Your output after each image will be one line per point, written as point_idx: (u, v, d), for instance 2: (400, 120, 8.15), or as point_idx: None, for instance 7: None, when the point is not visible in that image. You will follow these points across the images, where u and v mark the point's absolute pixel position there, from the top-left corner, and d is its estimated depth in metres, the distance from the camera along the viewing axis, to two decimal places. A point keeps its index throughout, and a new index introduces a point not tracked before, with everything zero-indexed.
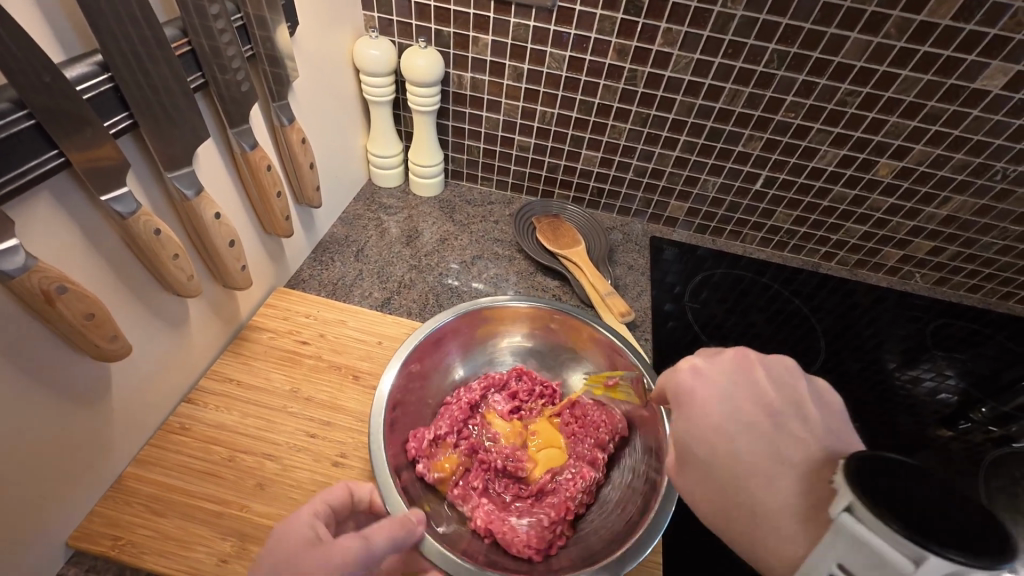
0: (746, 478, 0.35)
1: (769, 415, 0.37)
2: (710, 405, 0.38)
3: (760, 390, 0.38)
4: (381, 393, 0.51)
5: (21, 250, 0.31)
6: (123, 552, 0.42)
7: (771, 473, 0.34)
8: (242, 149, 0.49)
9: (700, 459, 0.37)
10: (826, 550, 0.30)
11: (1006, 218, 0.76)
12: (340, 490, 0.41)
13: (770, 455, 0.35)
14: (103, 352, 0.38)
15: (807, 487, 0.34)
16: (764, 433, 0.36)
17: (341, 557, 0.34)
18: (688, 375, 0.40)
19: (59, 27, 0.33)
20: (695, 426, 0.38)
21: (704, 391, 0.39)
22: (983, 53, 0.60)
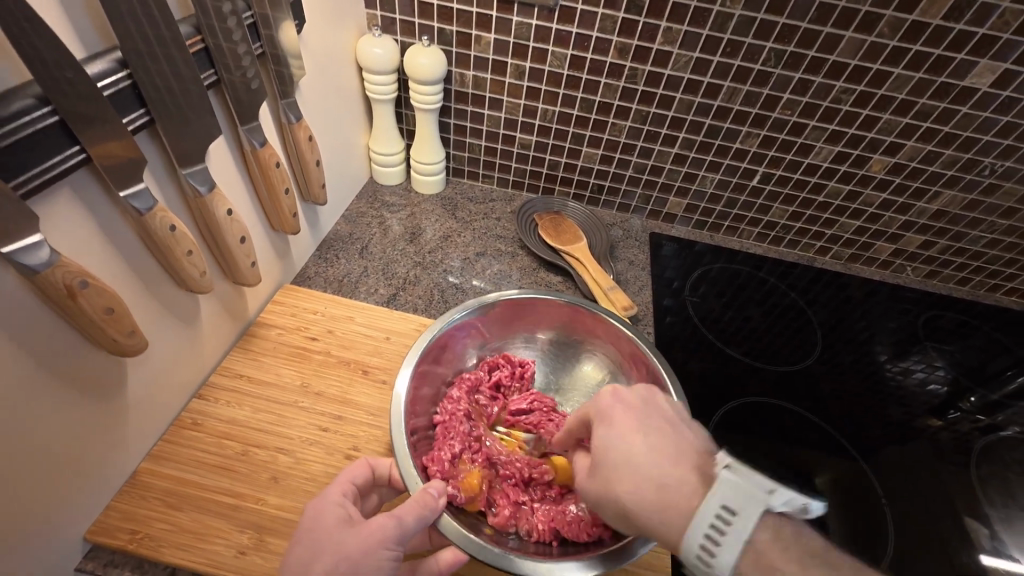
0: (662, 475, 0.37)
1: (666, 427, 0.40)
2: (620, 420, 0.41)
3: (658, 409, 0.42)
4: (398, 393, 0.50)
5: (44, 246, 0.31)
6: (141, 546, 0.43)
7: (654, 474, 0.37)
8: (252, 147, 0.50)
9: (607, 469, 0.39)
10: (711, 497, 0.33)
11: (994, 212, 0.78)
12: (361, 466, 0.45)
13: (675, 457, 0.38)
14: (123, 347, 0.38)
15: (688, 482, 0.36)
16: (664, 443, 0.39)
17: (379, 535, 0.38)
18: (610, 395, 0.43)
19: (80, 25, 0.33)
20: (609, 438, 0.40)
21: (613, 409, 0.41)
22: (971, 52, 0.62)
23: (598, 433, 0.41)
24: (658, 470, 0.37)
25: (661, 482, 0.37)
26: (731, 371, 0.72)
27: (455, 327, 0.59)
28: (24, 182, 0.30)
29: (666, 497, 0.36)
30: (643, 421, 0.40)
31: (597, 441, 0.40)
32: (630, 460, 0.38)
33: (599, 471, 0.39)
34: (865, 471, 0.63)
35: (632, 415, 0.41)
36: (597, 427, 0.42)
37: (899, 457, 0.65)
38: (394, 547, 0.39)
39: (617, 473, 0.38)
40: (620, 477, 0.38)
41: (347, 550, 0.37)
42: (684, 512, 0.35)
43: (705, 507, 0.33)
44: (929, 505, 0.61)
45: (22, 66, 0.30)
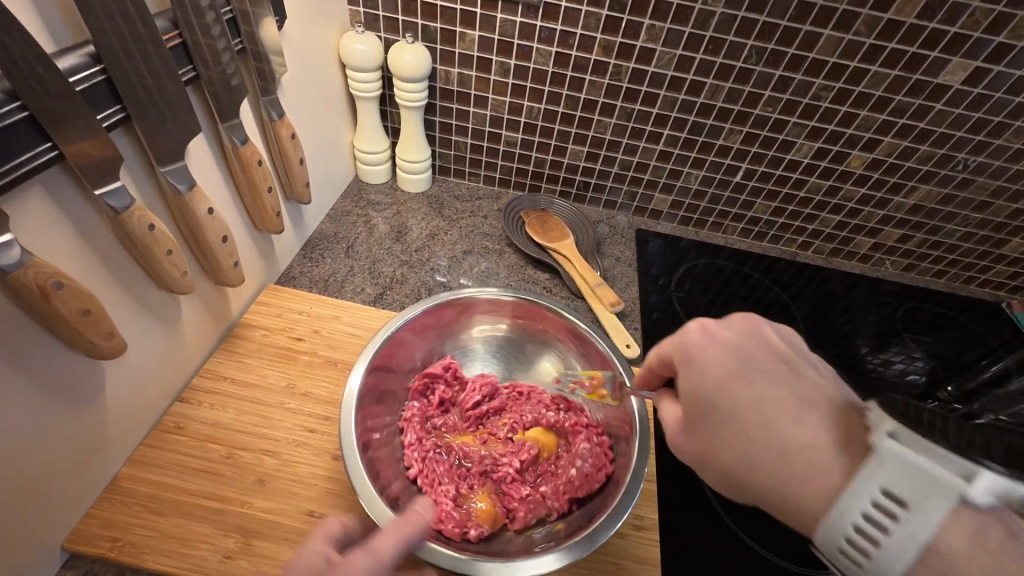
0: (776, 421, 0.35)
1: (778, 366, 0.38)
2: (715, 356, 0.39)
3: (760, 343, 0.39)
4: (350, 388, 0.49)
5: (15, 245, 0.31)
6: (123, 553, 0.42)
7: (769, 434, 0.35)
8: (233, 144, 0.49)
9: (711, 416, 0.38)
10: (864, 477, 0.30)
11: (967, 206, 0.80)
12: (334, 510, 0.39)
13: (782, 401, 0.36)
14: (101, 350, 0.38)
15: (821, 435, 0.34)
16: (776, 391, 0.36)
17: (356, 574, 0.34)
18: (700, 333, 0.40)
19: (50, 18, 0.32)
20: (703, 382, 0.38)
21: (708, 346, 0.39)
22: (944, 50, 0.64)
23: (687, 378, 0.39)
24: (781, 419, 0.35)
25: (786, 437, 0.34)
26: None
27: (411, 325, 0.57)
28: None
29: (788, 455, 0.34)
30: (746, 360, 0.38)
31: (688, 380, 0.39)
32: (729, 402, 0.37)
33: (700, 420, 0.38)
34: None
35: (730, 354, 0.38)
36: (684, 371, 0.40)
37: None
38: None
39: (730, 423, 0.37)
40: (729, 426, 0.37)
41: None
42: (820, 471, 0.33)
43: (857, 491, 0.30)
44: None
45: None
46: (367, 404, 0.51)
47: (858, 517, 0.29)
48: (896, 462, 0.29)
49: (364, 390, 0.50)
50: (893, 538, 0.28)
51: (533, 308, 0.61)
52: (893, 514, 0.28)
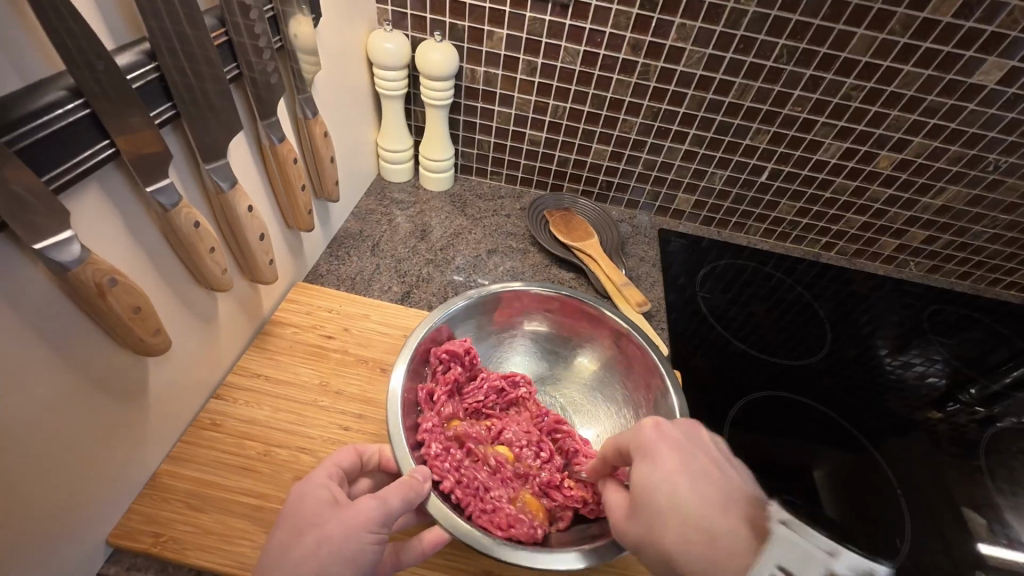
0: (706, 516, 0.33)
1: (711, 464, 0.37)
2: (665, 456, 0.38)
3: (702, 445, 0.39)
4: (393, 388, 0.49)
5: (75, 241, 0.31)
6: (165, 549, 0.42)
7: (699, 520, 0.33)
8: (271, 142, 0.49)
9: (650, 506, 0.36)
10: (765, 555, 0.30)
11: (996, 207, 0.80)
12: (348, 453, 0.44)
13: (715, 500, 0.34)
14: (148, 347, 0.38)
15: (739, 532, 0.32)
16: (708, 486, 0.35)
17: (362, 517, 0.36)
18: (654, 432, 0.40)
19: (110, 15, 0.32)
20: (653, 476, 0.37)
21: (658, 442, 0.39)
22: (980, 49, 0.63)
23: (638, 470, 0.39)
24: (704, 509, 0.34)
25: (709, 526, 0.33)
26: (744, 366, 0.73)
27: (450, 319, 0.58)
28: (58, 176, 0.30)
29: (716, 545, 0.32)
30: (693, 464, 0.37)
31: (638, 478, 0.38)
32: (671, 498, 0.35)
33: (642, 510, 0.37)
34: (878, 462, 0.64)
35: (679, 454, 0.38)
36: (637, 464, 0.39)
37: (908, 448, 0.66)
38: (379, 529, 0.37)
39: (665, 511, 0.35)
40: (664, 517, 0.35)
41: (328, 533, 0.35)
42: (726, 555, 0.31)
43: (760, 567, 0.30)
44: (938, 495, 0.62)
45: (55, 57, 0.29)
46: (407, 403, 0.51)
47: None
48: (790, 545, 0.30)
49: (406, 390, 0.51)
50: None
51: (572, 304, 0.61)
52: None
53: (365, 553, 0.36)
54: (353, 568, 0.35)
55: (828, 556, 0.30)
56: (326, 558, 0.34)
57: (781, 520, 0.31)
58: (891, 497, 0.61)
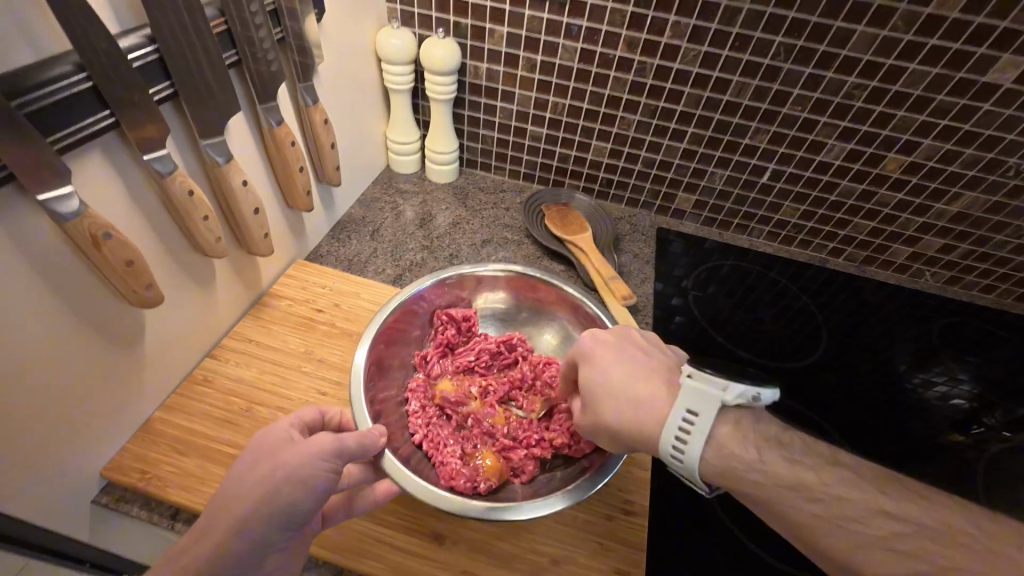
0: (648, 398, 0.40)
1: (638, 355, 0.44)
2: (601, 354, 0.44)
3: (629, 345, 0.45)
4: (358, 362, 0.51)
5: (74, 197, 0.35)
6: (149, 485, 0.46)
7: (640, 398, 0.41)
8: (269, 125, 0.53)
9: (594, 402, 0.43)
10: (675, 406, 0.38)
11: (1020, 216, 0.75)
12: (311, 410, 0.47)
13: (644, 377, 0.42)
14: (141, 299, 0.42)
15: (666, 399, 0.40)
16: (634, 369, 0.43)
17: (317, 447, 0.40)
18: (589, 337, 0.46)
19: (115, 2, 0.37)
20: (594, 373, 0.44)
21: (596, 347, 0.45)
22: (992, 46, 0.60)
23: (583, 372, 0.45)
24: (631, 385, 0.42)
25: (644, 400, 0.41)
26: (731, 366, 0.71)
27: (421, 296, 0.60)
28: (61, 138, 0.34)
29: (638, 408, 0.40)
30: (623, 353, 0.44)
31: (584, 377, 0.44)
32: (608, 386, 0.42)
33: (586, 406, 0.44)
34: None
35: (611, 350, 0.45)
36: (581, 368, 0.45)
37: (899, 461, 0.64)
38: (332, 461, 0.40)
39: (600, 400, 0.42)
40: (605, 403, 0.42)
41: (283, 459, 0.38)
42: (656, 413, 0.40)
43: (671, 417, 0.38)
44: None
45: (63, 37, 0.34)
46: (373, 372, 0.54)
47: (677, 428, 0.37)
48: (690, 390, 0.38)
49: (371, 362, 0.54)
50: (691, 439, 0.37)
51: (535, 284, 0.63)
52: (690, 424, 0.37)
53: (318, 479, 0.39)
54: (304, 491, 0.38)
55: (720, 389, 0.37)
56: (279, 481, 0.37)
57: (687, 374, 0.39)
58: None
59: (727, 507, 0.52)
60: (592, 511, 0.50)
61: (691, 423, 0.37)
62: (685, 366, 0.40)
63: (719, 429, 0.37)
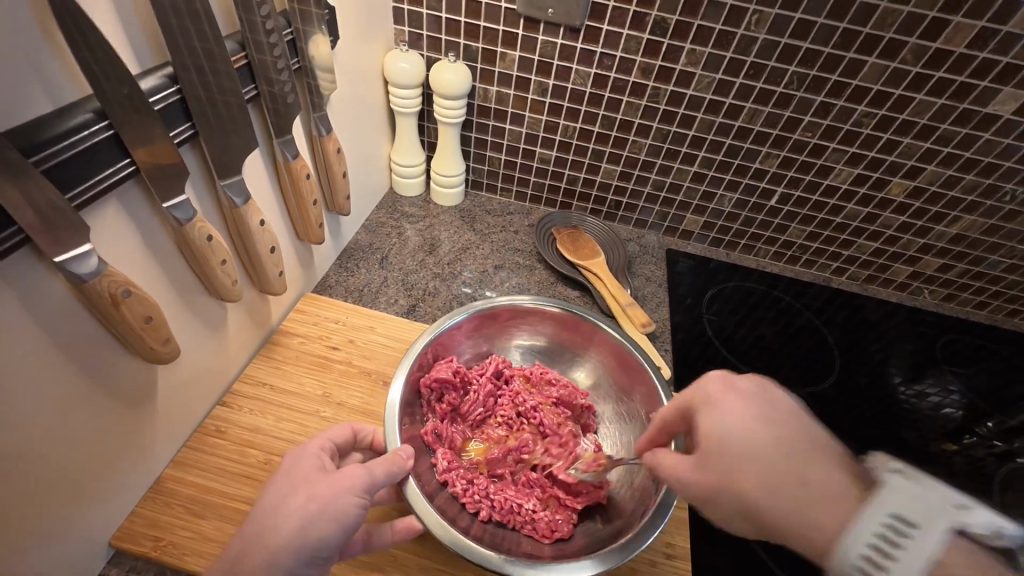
0: (803, 472, 0.33)
1: (796, 421, 0.35)
2: (735, 404, 0.37)
3: (782, 405, 0.36)
4: (392, 400, 0.49)
5: (93, 255, 0.32)
6: (163, 553, 0.43)
7: (795, 469, 0.33)
8: (285, 158, 0.51)
9: (721, 456, 0.35)
10: (875, 505, 0.30)
11: (1014, 238, 0.78)
12: (343, 429, 0.46)
13: (803, 449, 0.34)
14: (158, 355, 0.39)
15: (834, 480, 0.32)
16: (793, 434, 0.34)
17: (350, 482, 0.38)
18: (720, 385, 0.39)
19: (137, 42, 0.34)
20: (724, 423, 0.36)
21: (725, 394, 0.38)
22: (995, 80, 0.62)
23: (705, 419, 0.37)
24: (793, 454, 0.33)
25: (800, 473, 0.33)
26: None
27: (452, 330, 0.59)
28: (79, 194, 0.31)
29: (818, 495, 0.32)
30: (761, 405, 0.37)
31: (708, 427, 0.36)
32: (754, 444, 0.34)
33: (711, 457, 0.35)
34: None
35: (751, 404, 0.36)
36: (705, 412, 0.38)
37: None
38: (363, 495, 0.39)
39: (742, 465, 0.34)
40: (745, 466, 0.34)
41: (319, 491, 0.37)
42: (832, 506, 0.31)
43: (869, 517, 0.29)
44: None
45: (83, 80, 0.31)
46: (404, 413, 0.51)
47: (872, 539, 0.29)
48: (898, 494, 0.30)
49: (404, 403, 0.51)
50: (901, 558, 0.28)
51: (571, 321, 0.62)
52: (906, 535, 0.28)
53: (348, 515, 0.37)
54: (337, 526, 0.36)
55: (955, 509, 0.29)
56: (310, 518, 0.36)
57: (892, 472, 0.31)
58: None
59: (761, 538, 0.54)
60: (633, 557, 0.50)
61: (904, 534, 0.29)
62: (890, 463, 0.32)
63: (947, 558, 0.28)
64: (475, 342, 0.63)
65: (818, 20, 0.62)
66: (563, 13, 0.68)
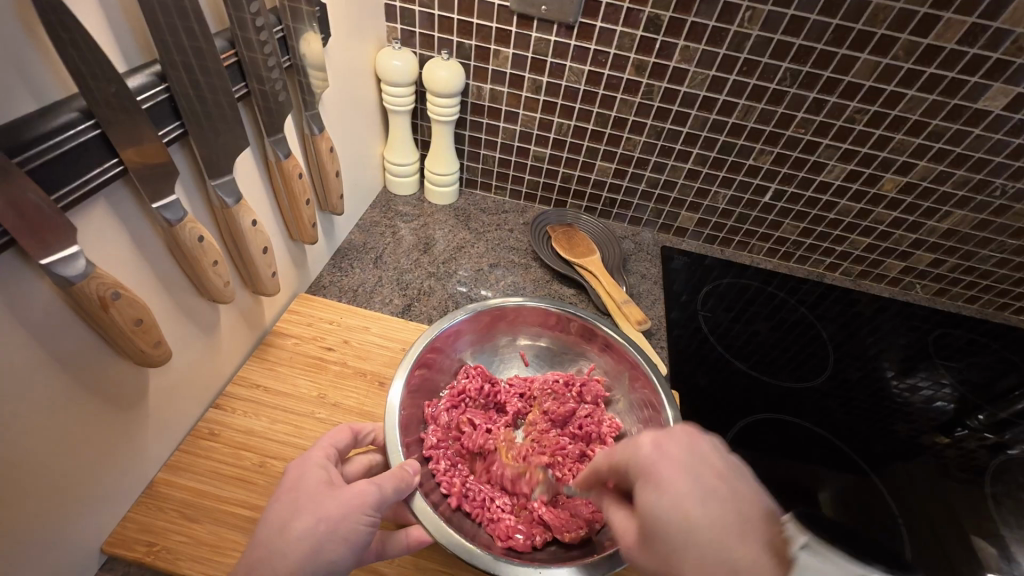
0: (731, 557, 0.30)
1: (722, 483, 0.33)
2: (672, 484, 0.34)
3: (706, 461, 0.34)
4: (392, 405, 0.49)
5: (81, 257, 0.32)
6: (157, 558, 0.43)
7: (729, 553, 0.30)
8: (277, 157, 0.50)
9: (663, 542, 0.33)
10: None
11: (1004, 232, 0.79)
12: (344, 432, 0.45)
13: (729, 528, 0.31)
14: (148, 358, 0.38)
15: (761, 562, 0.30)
16: (720, 509, 0.32)
17: (359, 499, 0.38)
18: (653, 449, 0.36)
19: (124, 40, 0.34)
20: (657, 504, 0.34)
21: (660, 463, 0.35)
22: (985, 75, 0.63)
23: (643, 496, 0.35)
24: (727, 536, 0.31)
25: (728, 559, 0.30)
26: (741, 386, 0.72)
27: (450, 330, 0.59)
28: (66, 195, 0.31)
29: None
30: (698, 482, 0.33)
31: (643, 503, 0.34)
32: (687, 530, 0.32)
33: (651, 539, 0.34)
34: (879, 491, 0.62)
35: (683, 475, 0.34)
36: (642, 487, 0.35)
37: (912, 474, 0.64)
38: (372, 513, 0.38)
39: (675, 551, 0.32)
40: (681, 552, 0.32)
41: (328, 512, 0.37)
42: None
43: None
44: (943, 526, 0.60)
45: (68, 80, 0.31)
46: (404, 414, 0.51)
47: None
48: (808, 573, 0.30)
49: (404, 404, 0.51)
50: None
51: (571, 321, 0.62)
52: None
53: (359, 534, 0.37)
54: (345, 547, 0.36)
55: (837, 569, 0.31)
56: (322, 536, 0.36)
57: (803, 545, 0.31)
58: (891, 524, 0.59)
59: None
60: None
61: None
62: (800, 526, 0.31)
63: None
64: (476, 341, 0.63)
65: (810, 17, 0.62)
66: (557, 11, 0.68)
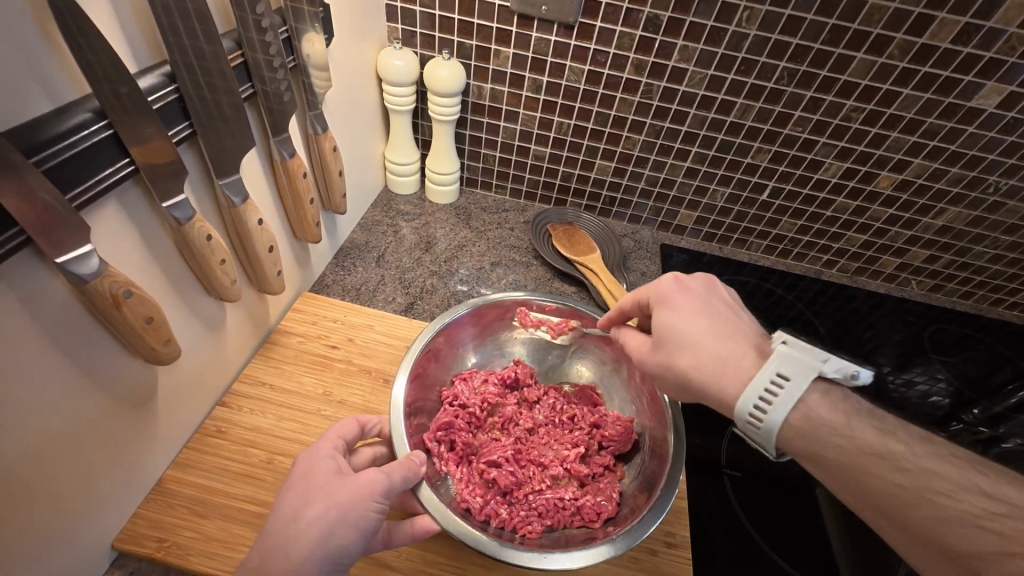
0: (731, 356, 0.40)
1: (727, 309, 0.44)
2: (683, 303, 0.44)
3: (716, 291, 0.45)
4: (396, 399, 0.49)
5: (94, 255, 0.32)
6: (168, 554, 0.43)
7: (718, 347, 0.41)
8: (282, 157, 0.50)
9: (669, 345, 0.43)
10: (765, 366, 0.38)
11: (998, 228, 0.80)
12: (350, 424, 0.46)
13: (728, 333, 0.41)
14: (159, 355, 0.39)
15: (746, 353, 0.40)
16: (721, 322, 0.42)
17: (369, 487, 0.38)
18: (673, 283, 0.45)
19: (134, 42, 0.34)
20: (673, 319, 0.43)
21: (679, 294, 0.44)
22: (979, 74, 0.64)
23: (660, 316, 0.44)
24: (723, 340, 0.41)
25: (722, 353, 0.40)
26: None
27: (452, 325, 0.59)
28: (80, 194, 0.31)
29: (723, 364, 0.40)
30: (704, 306, 0.43)
31: (660, 321, 0.44)
32: (691, 333, 0.42)
33: (663, 344, 0.43)
34: None
35: (697, 302, 0.44)
36: (658, 311, 0.45)
37: None
38: (381, 500, 0.39)
39: (679, 346, 0.42)
40: (686, 347, 0.42)
41: (338, 499, 0.37)
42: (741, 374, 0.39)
43: (760, 374, 0.38)
44: None
45: (82, 80, 0.31)
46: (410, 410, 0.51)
47: (761, 390, 0.37)
48: (785, 354, 0.37)
49: (408, 400, 0.51)
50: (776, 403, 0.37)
51: (569, 313, 0.62)
52: (780, 385, 0.37)
53: (367, 520, 0.38)
54: (357, 533, 0.37)
55: (821, 360, 0.37)
56: (334, 522, 0.36)
57: (780, 340, 0.38)
58: None
59: (751, 516, 0.57)
60: (635, 547, 0.51)
61: (780, 387, 0.37)
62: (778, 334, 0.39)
63: (808, 395, 0.37)
64: (479, 334, 0.63)
65: (807, 16, 0.63)
66: (557, 11, 0.69)
